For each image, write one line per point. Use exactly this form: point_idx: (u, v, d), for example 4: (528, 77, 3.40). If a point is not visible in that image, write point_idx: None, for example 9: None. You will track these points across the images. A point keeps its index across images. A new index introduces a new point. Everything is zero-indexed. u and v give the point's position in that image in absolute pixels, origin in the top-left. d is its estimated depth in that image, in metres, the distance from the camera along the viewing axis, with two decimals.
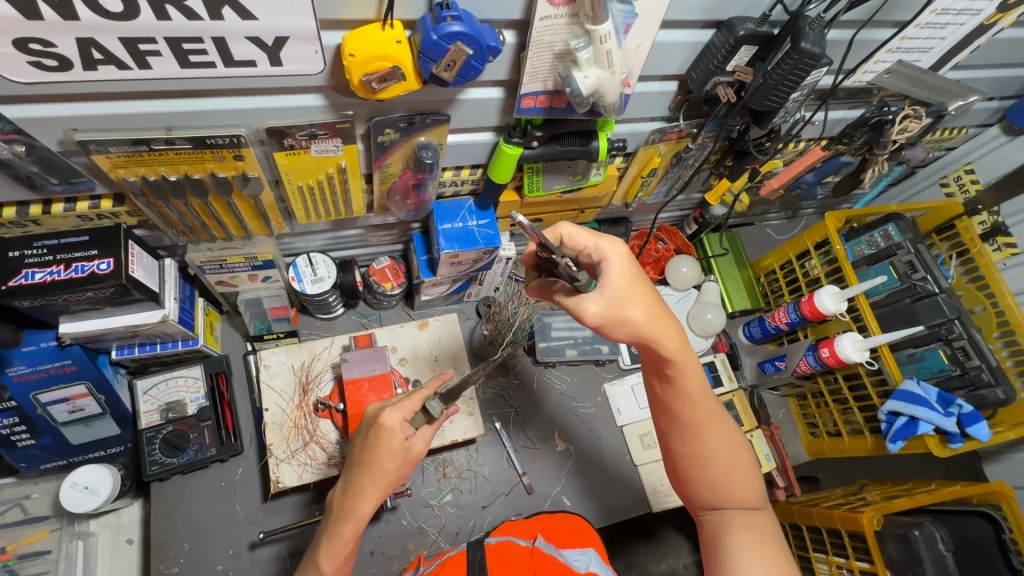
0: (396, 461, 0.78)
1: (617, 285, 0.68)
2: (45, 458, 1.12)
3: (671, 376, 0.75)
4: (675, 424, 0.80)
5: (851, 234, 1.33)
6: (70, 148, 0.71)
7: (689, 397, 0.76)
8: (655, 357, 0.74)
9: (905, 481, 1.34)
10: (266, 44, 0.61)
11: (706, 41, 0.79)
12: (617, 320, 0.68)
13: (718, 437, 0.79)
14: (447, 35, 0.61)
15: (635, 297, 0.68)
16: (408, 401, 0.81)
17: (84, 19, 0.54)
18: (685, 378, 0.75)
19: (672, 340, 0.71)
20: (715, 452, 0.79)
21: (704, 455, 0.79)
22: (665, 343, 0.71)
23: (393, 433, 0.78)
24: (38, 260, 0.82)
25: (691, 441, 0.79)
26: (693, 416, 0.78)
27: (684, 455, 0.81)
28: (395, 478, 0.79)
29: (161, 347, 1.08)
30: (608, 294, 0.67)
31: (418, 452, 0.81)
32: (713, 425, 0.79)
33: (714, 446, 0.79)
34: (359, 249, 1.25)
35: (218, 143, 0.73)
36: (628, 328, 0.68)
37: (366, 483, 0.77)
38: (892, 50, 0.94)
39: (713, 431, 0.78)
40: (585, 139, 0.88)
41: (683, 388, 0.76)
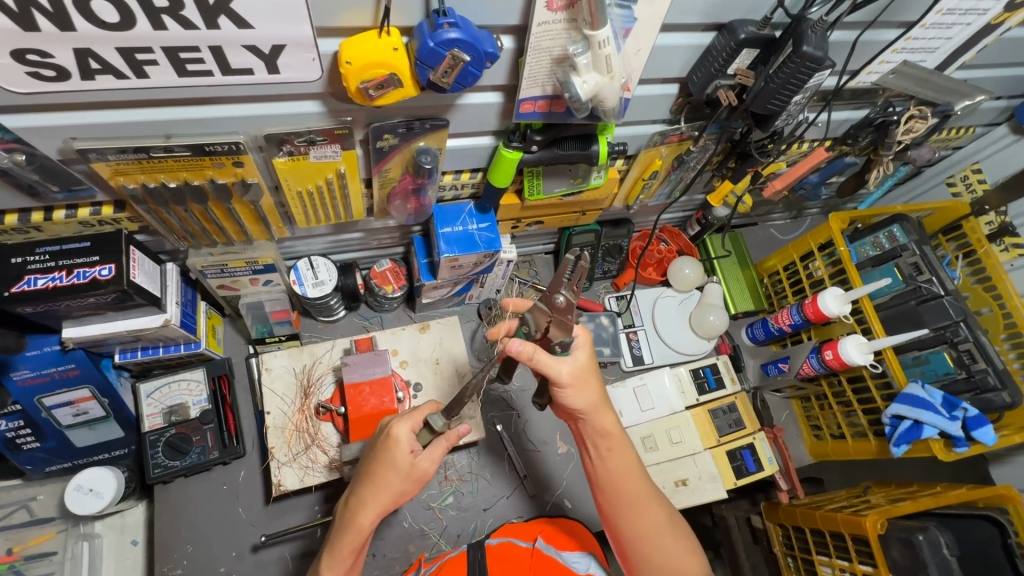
0: (399, 475, 0.77)
1: (585, 357, 0.76)
2: (51, 460, 1.13)
3: (606, 450, 0.80)
4: (617, 502, 0.80)
5: (855, 235, 1.32)
6: (70, 157, 0.71)
7: (625, 473, 0.79)
8: (591, 433, 0.80)
9: (909, 483, 1.33)
10: (263, 52, 0.61)
11: (708, 44, 0.78)
12: (578, 382, 0.75)
13: (655, 514, 0.79)
14: (444, 42, 0.60)
15: (590, 378, 0.77)
16: (416, 413, 0.80)
17: (80, 30, 0.54)
18: (620, 453, 0.80)
19: (607, 417, 0.79)
20: (653, 528, 0.79)
21: (644, 531, 0.79)
22: (603, 418, 0.78)
23: (397, 444, 0.77)
24: (40, 266, 0.83)
25: (633, 517, 0.79)
26: (631, 491, 0.79)
27: (627, 533, 0.80)
28: (397, 493, 0.77)
29: (163, 351, 1.08)
30: (574, 363, 0.75)
31: (424, 471, 0.78)
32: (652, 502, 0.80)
33: (652, 522, 0.79)
34: (360, 252, 1.25)
35: (216, 150, 0.73)
36: (584, 394, 0.76)
37: (368, 493, 0.77)
38: (897, 51, 0.93)
39: (651, 508, 0.79)
40: (585, 143, 0.88)
41: (619, 464, 0.79)
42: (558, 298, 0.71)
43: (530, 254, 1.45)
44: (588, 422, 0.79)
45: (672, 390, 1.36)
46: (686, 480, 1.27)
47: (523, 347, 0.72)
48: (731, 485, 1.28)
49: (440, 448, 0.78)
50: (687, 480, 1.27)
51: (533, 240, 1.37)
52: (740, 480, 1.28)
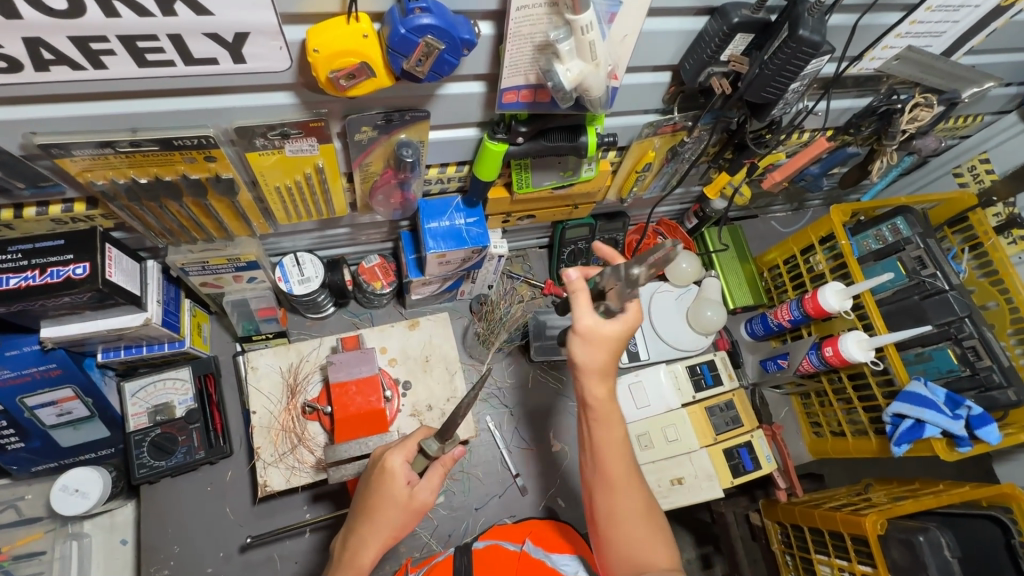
0: (398, 508, 0.76)
1: (616, 323, 0.80)
2: (36, 460, 1.11)
3: (597, 419, 0.81)
4: (595, 477, 0.82)
5: (857, 228, 1.29)
6: (34, 152, 0.69)
7: (609, 444, 0.81)
8: (586, 398, 0.82)
9: (911, 481, 1.30)
10: (226, 41, 0.58)
11: (700, 29, 0.74)
12: (595, 339, 0.79)
13: (631, 496, 0.79)
14: (416, 28, 0.57)
15: (607, 344, 0.79)
16: (409, 442, 0.80)
17: (27, 17, 0.51)
18: (610, 421, 0.81)
19: (603, 383, 0.81)
20: (627, 510, 0.78)
21: (618, 513, 0.79)
22: (597, 384, 0.80)
23: (394, 479, 0.76)
24: (13, 265, 0.80)
25: (609, 495, 0.80)
26: (611, 465, 0.80)
27: (602, 510, 0.80)
28: (398, 527, 0.77)
29: (147, 350, 1.06)
30: (600, 325, 0.78)
31: (423, 501, 0.77)
32: (628, 484, 0.80)
33: (628, 504, 0.79)
34: (348, 248, 1.23)
35: (186, 145, 0.71)
36: (593, 354, 0.79)
37: (367, 531, 0.77)
38: (901, 35, 0.89)
39: (627, 489, 0.80)
40: (573, 135, 0.84)
41: (605, 433, 0.81)
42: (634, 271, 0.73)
43: (524, 249, 1.42)
44: (582, 383, 0.81)
45: (668, 387, 1.33)
46: (682, 479, 1.25)
47: (576, 278, 0.79)
48: (728, 484, 1.25)
49: (437, 474, 0.78)
50: (683, 478, 1.25)
51: (525, 235, 1.34)
52: (736, 479, 1.26)
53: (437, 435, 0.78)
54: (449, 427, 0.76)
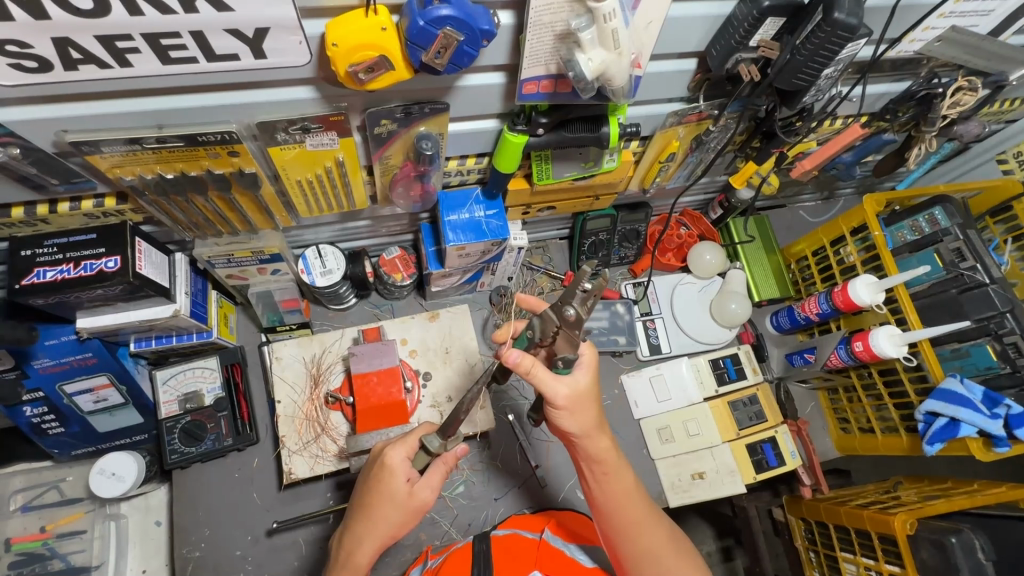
0: (395, 505, 0.76)
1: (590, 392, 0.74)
2: (76, 444, 1.17)
3: (603, 475, 0.79)
4: (618, 525, 0.80)
5: (892, 218, 1.24)
6: (65, 150, 0.71)
7: (630, 493, 0.80)
8: (586, 458, 0.79)
9: (944, 480, 1.26)
10: (247, 36, 0.58)
11: (728, 14, 0.71)
12: (576, 405, 0.74)
13: (655, 534, 0.80)
14: (435, 20, 0.56)
15: (589, 407, 0.75)
16: (410, 438, 0.79)
17: (55, 18, 0.52)
18: (618, 475, 0.79)
19: (606, 440, 0.78)
20: (658, 549, 0.79)
21: (648, 553, 0.79)
22: (594, 442, 0.78)
23: (393, 475, 0.76)
24: (49, 259, 0.83)
25: (638, 537, 0.79)
26: (633, 512, 0.80)
27: (629, 555, 0.80)
28: (396, 526, 0.77)
29: (176, 339, 1.09)
30: (574, 391, 0.73)
31: (421, 500, 0.76)
32: (651, 522, 0.80)
33: (656, 543, 0.79)
34: (369, 239, 1.23)
35: (210, 141, 0.72)
36: (581, 416, 0.75)
37: (362, 530, 0.77)
38: (944, 15, 0.84)
39: (653, 530, 0.80)
40: (595, 125, 0.83)
41: (617, 482, 0.79)
42: (567, 311, 0.66)
43: (544, 240, 1.41)
44: (582, 445, 0.78)
45: (689, 379, 1.31)
46: (703, 473, 1.24)
47: (522, 358, 0.69)
48: (750, 479, 1.23)
49: (437, 471, 0.77)
50: (704, 473, 1.24)
51: (545, 226, 1.33)
52: (760, 474, 1.23)
53: (440, 432, 0.77)
54: (453, 424, 0.75)
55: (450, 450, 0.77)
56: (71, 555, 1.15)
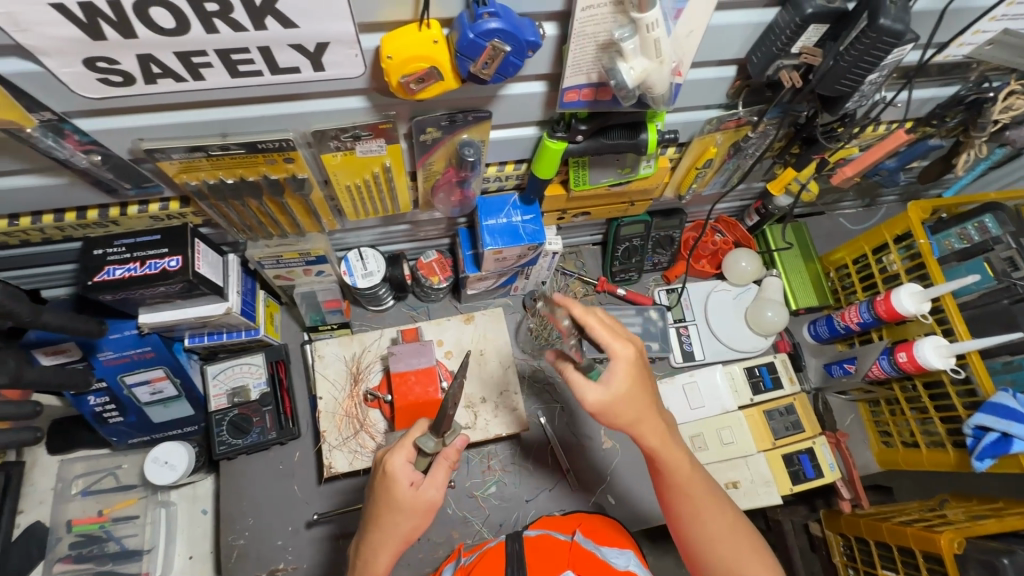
0: (405, 510, 0.77)
1: (622, 384, 0.72)
2: (132, 433, 1.24)
3: (662, 461, 0.79)
4: (681, 509, 0.81)
5: (938, 226, 1.22)
6: (139, 157, 0.77)
7: (688, 472, 0.80)
8: (642, 444, 0.79)
9: (995, 500, 1.21)
10: (309, 50, 0.62)
11: (770, 21, 0.72)
12: (614, 405, 0.73)
13: (717, 515, 0.80)
14: (484, 33, 0.59)
15: (629, 400, 0.73)
16: (406, 440, 0.80)
17: (142, 37, 0.57)
18: (676, 459, 0.79)
19: (662, 422, 0.78)
20: (721, 531, 0.79)
21: (712, 535, 0.79)
22: (648, 432, 0.77)
23: (397, 482, 0.77)
24: (118, 258, 0.89)
25: (697, 519, 0.80)
26: (693, 493, 0.80)
27: (692, 535, 0.80)
28: (409, 529, 0.78)
29: (227, 336, 1.14)
30: (613, 391, 0.72)
31: (430, 499, 0.78)
32: (711, 505, 0.80)
33: (718, 524, 0.79)
34: (407, 243, 1.27)
35: (268, 148, 0.77)
36: (628, 412, 0.74)
37: (376, 538, 0.78)
38: (996, 18, 0.82)
39: (715, 512, 0.80)
40: (633, 132, 0.85)
41: (674, 465, 0.79)
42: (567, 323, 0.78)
43: (577, 246, 1.42)
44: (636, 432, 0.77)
45: (724, 387, 1.30)
46: (737, 483, 1.21)
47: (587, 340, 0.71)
48: (786, 491, 1.21)
49: (441, 469, 0.78)
50: (739, 482, 1.21)
51: (579, 232, 1.34)
52: (797, 486, 1.21)
53: (432, 431, 0.78)
54: (445, 420, 0.76)
55: (448, 446, 0.79)
56: (125, 538, 1.23)
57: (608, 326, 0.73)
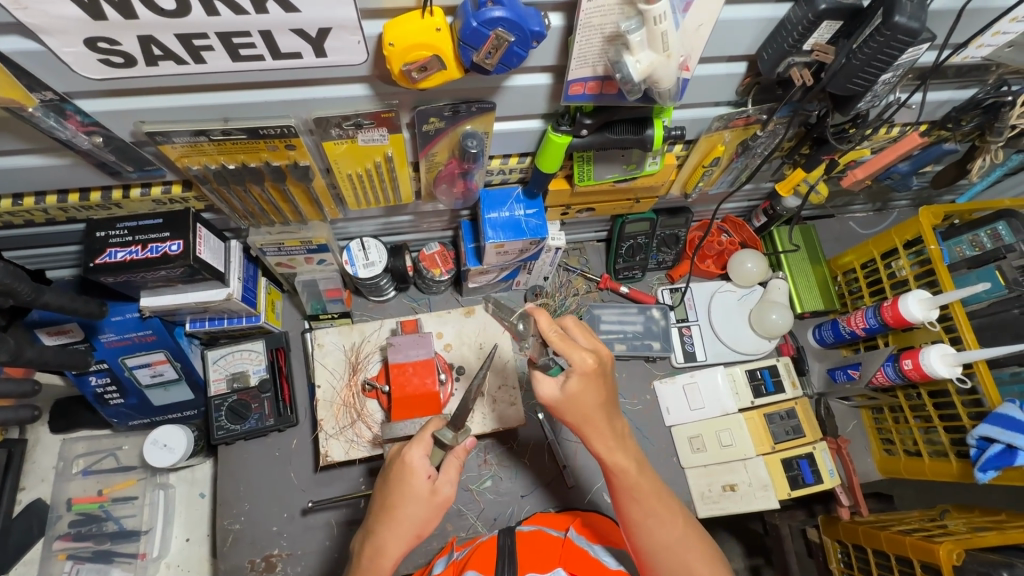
0: (418, 504, 0.76)
1: (575, 388, 0.73)
2: (133, 415, 1.25)
3: (614, 465, 0.78)
4: (633, 512, 0.79)
5: (950, 232, 1.19)
6: (141, 139, 0.77)
7: (637, 476, 0.78)
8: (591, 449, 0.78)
9: (997, 512, 1.19)
10: (310, 35, 0.61)
11: (782, 17, 0.70)
12: (563, 406, 0.74)
13: (669, 521, 0.79)
14: (487, 22, 0.58)
15: (579, 405, 0.74)
16: (424, 434, 0.80)
17: (142, 18, 0.57)
18: (626, 464, 0.78)
19: (610, 426, 0.77)
20: (671, 540, 0.78)
21: (661, 544, 0.78)
22: (600, 433, 0.77)
23: (414, 473, 0.77)
24: (120, 240, 0.89)
25: (653, 528, 0.78)
26: (642, 496, 0.78)
27: (645, 542, 0.79)
28: (421, 524, 0.77)
29: (228, 322, 1.14)
30: (564, 395, 0.73)
31: (444, 495, 0.78)
32: (664, 510, 0.79)
33: (669, 532, 0.78)
34: (411, 234, 1.27)
35: (270, 133, 0.76)
36: (579, 415, 0.75)
37: (386, 533, 0.76)
38: (1017, 20, 0.80)
39: (666, 519, 0.79)
40: (639, 127, 0.83)
41: (622, 469, 0.78)
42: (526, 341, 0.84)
43: (581, 242, 1.41)
44: (588, 431, 0.76)
45: (725, 389, 1.28)
46: (735, 485, 1.21)
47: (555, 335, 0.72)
48: (784, 495, 1.20)
49: (454, 464, 0.79)
50: (736, 485, 1.21)
51: (583, 228, 1.34)
52: (795, 491, 1.20)
53: (450, 425, 0.82)
54: (462, 414, 0.81)
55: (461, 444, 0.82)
56: (123, 518, 1.25)
57: (565, 338, 0.72)
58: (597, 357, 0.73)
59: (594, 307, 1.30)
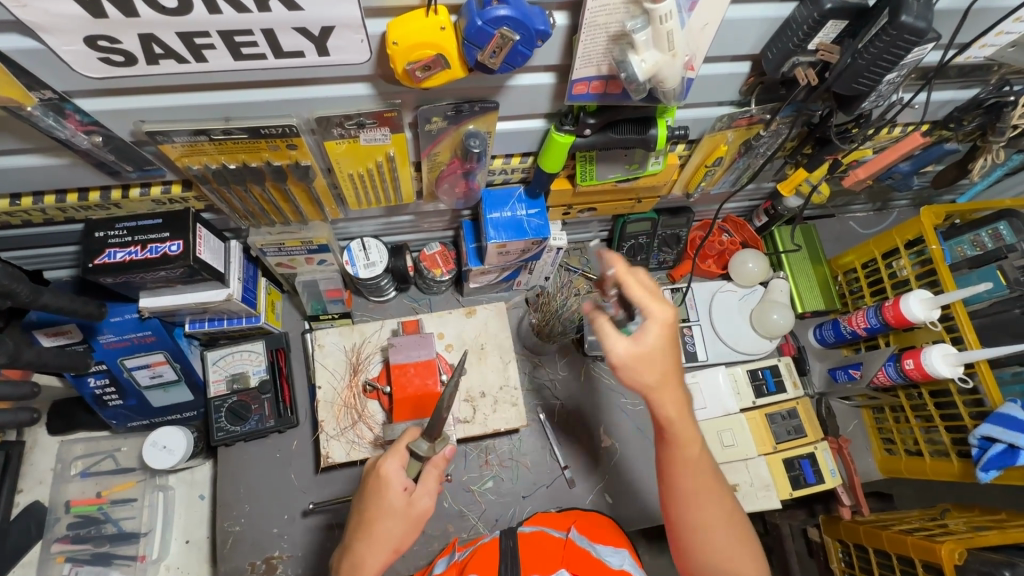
0: (394, 517, 0.75)
1: (656, 344, 0.69)
2: (132, 416, 1.24)
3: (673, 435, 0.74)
4: (681, 487, 0.75)
5: (951, 232, 1.19)
6: (141, 139, 0.76)
7: (694, 453, 0.75)
8: (654, 415, 0.74)
9: (998, 512, 1.20)
10: (313, 34, 0.60)
11: (787, 16, 0.70)
12: (640, 363, 0.70)
13: (716, 505, 0.76)
14: (492, 20, 0.57)
15: (655, 364, 0.70)
16: (399, 446, 0.79)
17: (143, 16, 0.56)
18: (687, 436, 0.74)
19: (679, 395, 0.73)
20: (714, 522, 0.75)
21: (705, 525, 0.75)
22: (667, 401, 0.72)
23: (390, 486, 0.76)
24: (119, 241, 0.88)
25: (700, 507, 0.75)
26: (699, 476, 0.75)
27: (689, 519, 0.76)
28: (400, 538, 0.76)
29: (228, 323, 1.13)
30: (642, 346, 0.69)
31: (421, 507, 0.77)
32: (711, 489, 0.76)
33: (713, 513, 0.76)
34: (411, 234, 1.26)
35: (272, 133, 0.76)
36: (650, 372, 0.70)
37: (362, 549, 0.75)
38: (1021, 19, 0.80)
39: (715, 499, 0.76)
40: (642, 127, 0.83)
41: (683, 443, 0.74)
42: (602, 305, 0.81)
43: (582, 242, 1.41)
44: (655, 399, 0.72)
45: (726, 389, 1.28)
46: (737, 486, 1.20)
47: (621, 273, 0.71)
48: (786, 495, 1.20)
49: (431, 476, 0.78)
50: (738, 486, 1.19)
51: (584, 228, 1.33)
52: (797, 491, 1.20)
53: (426, 436, 0.80)
54: (437, 424, 0.78)
55: (439, 454, 0.80)
56: (122, 521, 1.24)
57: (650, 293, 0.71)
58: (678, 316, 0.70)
59: None
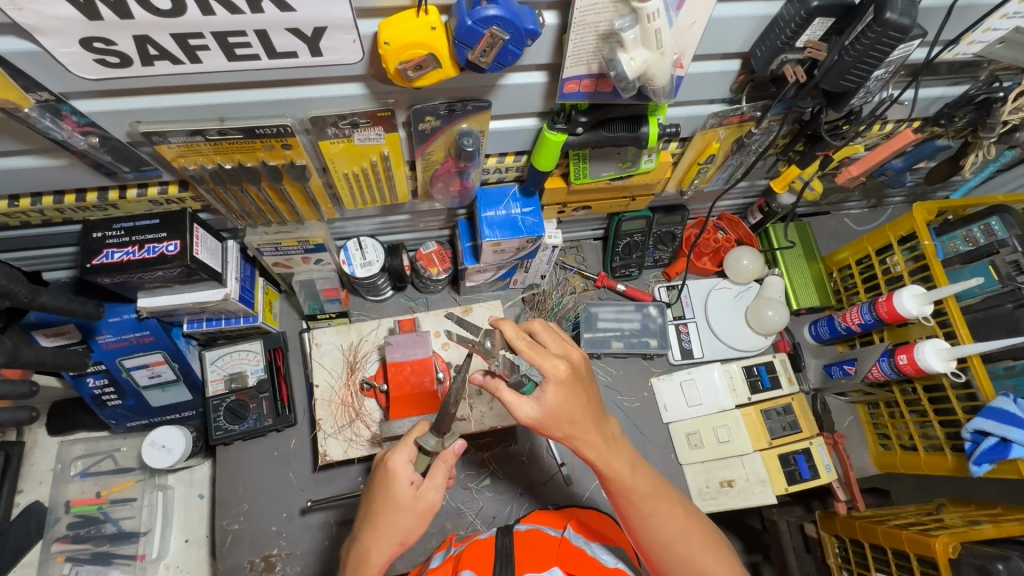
0: (401, 511, 0.76)
1: (554, 401, 0.73)
2: (131, 416, 1.24)
3: (609, 467, 0.78)
4: (632, 514, 0.80)
5: (944, 228, 1.20)
6: (137, 139, 0.77)
7: (632, 478, 0.78)
8: (586, 458, 0.78)
9: (992, 505, 1.20)
10: (306, 35, 0.61)
11: (775, 14, 0.70)
12: (548, 418, 0.74)
13: (670, 518, 0.79)
14: (482, 20, 0.58)
15: (561, 416, 0.74)
16: (408, 440, 0.79)
17: (138, 17, 0.57)
18: (621, 465, 0.78)
19: (599, 432, 0.77)
20: (674, 535, 0.78)
21: (664, 539, 0.79)
22: (589, 437, 0.76)
23: (396, 479, 0.77)
24: (117, 241, 0.89)
25: (653, 524, 0.79)
26: (641, 499, 0.79)
27: (648, 540, 0.80)
28: (406, 532, 0.77)
29: (226, 322, 1.14)
30: (544, 407, 0.73)
31: (428, 502, 0.77)
32: (660, 503, 0.80)
33: (670, 527, 0.79)
34: (407, 233, 1.27)
35: (266, 133, 0.76)
36: (564, 422, 0.74)
37: (370, 540, 0.77)
38: (1008, 16, 0.81)
39: (667, 512, 0.79)
40: (634, 125, 0.83)
41: (616, 471, 0.78)
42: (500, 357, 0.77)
43: (578, 240, 1.42)
44: (579, 442, 0.76)
45: (722, 386, 1.29)
46: (732, 481, 1.22)
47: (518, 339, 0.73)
48: (782, 491, 1.21)
49: (440, 470, 0.77)
50: (733, 481, 1.21)
51: (580, 226, 1.34)
52: (791, 486, 1.21)
53: (435, 430, 0.79)
54: (445, 419, 0.77)
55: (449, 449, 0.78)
56: (122, 520, 1.25)
57: (536, 346, 0.73)
58: (569, 368, 0.74)
59: (591, 305, 1.31)
